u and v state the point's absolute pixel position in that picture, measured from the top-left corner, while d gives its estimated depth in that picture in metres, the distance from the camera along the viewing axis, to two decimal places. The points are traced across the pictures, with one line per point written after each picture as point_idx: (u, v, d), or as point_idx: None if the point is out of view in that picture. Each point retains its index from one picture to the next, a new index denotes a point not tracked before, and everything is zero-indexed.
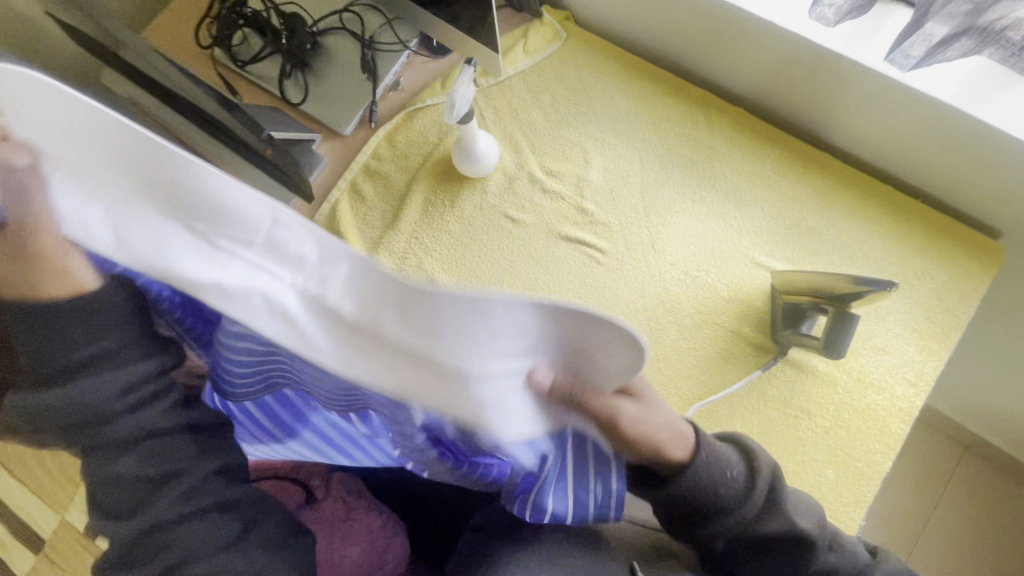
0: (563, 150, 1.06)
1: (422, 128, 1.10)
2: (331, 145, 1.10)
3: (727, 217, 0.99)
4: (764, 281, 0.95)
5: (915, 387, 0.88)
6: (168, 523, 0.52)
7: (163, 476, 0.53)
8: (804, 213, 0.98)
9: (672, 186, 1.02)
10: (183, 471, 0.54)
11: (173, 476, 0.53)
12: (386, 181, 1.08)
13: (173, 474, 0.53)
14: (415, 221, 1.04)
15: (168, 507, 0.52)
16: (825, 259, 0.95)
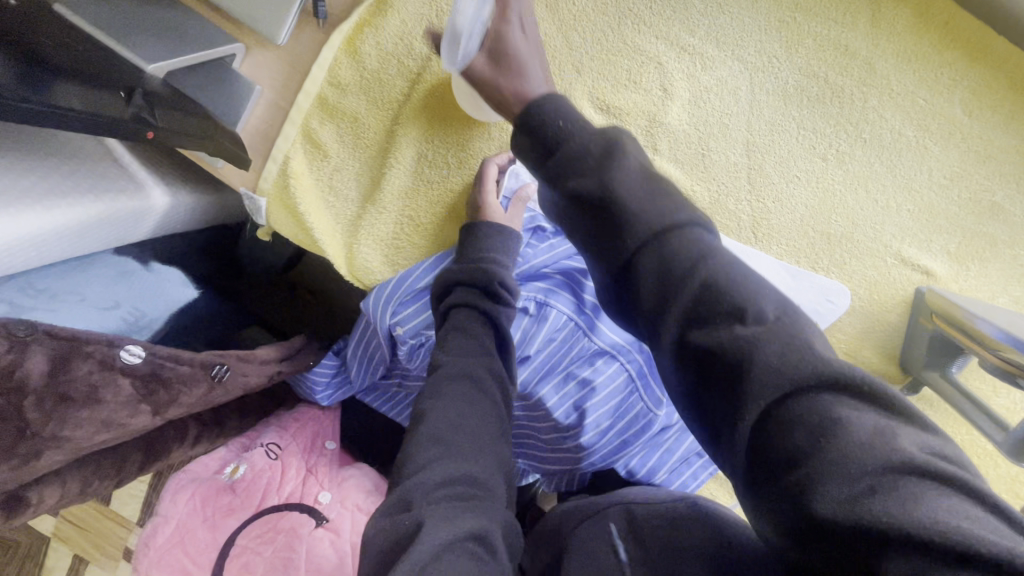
0: (629, 69, 0.67)
1: (403, 31, 0.69)
2: (261, 61, 0.70)
3: (871, 187, 0.66)
4: (908, 286, 0.67)
5: None
6: (443, 541, 0.39)
7: (440, 409, 0.48)
8: (993, 181, 0.65)
9: (795, 133, 0.66)
10: (478, 474, 0.45)
11: (460, 444, 0.46)
12: (355, 122, 0.71)
13: (455, 445, 0.46)
14: (406, 188, 0.71)
15: (442, 520, 0.41)
16: (1005, 255, 0.66)
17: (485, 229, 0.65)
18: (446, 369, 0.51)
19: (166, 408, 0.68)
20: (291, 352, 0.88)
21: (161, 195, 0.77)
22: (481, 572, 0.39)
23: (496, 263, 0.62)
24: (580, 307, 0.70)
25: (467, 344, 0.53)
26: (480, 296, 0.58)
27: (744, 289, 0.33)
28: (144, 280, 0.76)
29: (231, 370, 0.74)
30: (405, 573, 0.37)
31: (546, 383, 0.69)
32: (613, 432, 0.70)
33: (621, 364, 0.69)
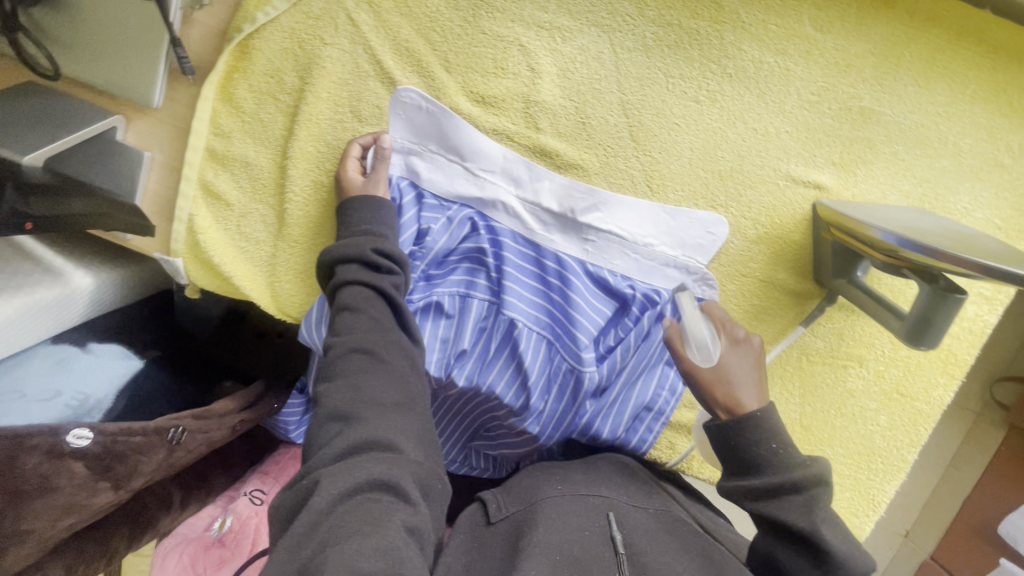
0: (495, 58, 0.68)
1: (270, 68, 0.70)
2: (143, 129, 0.72)
3: (747, 118, 0.68)
4: (803, 203, 0.70)
5: (990, 301, 0.71)
6: (339, 495, 0.47)
7: (337, 386, 0.56)
8: (858, 87, 0.67)
9: (665, 83, 0.68)
10: (378, 433, 0.52)
11: (359, 412, 0.53)
12: (249, 165, 0.73)
13: (355, 413, 0.53)
14: (312, 217, 0.73)
15: (338, 476, 0.48)
16: (886, 153, 0.68)
17: (356, 203, 0.66)
18: (339, 347, 0.58)
19: (127, 481, 0.71)
20: (253, 399, 0.89)
21: (83, 277, 0.78)
22: (383, 516, 0.46)
23: (373, 234, 0.65)
24: (489, 286, 0.71)
25: (355, 321, 0.59)
26: (360, 269, 0.62)
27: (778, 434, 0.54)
28: (84, 362, 0.78)
29: (188, 430, 0.76)
30: (311, 521, 0.45)
31: (487, 375, 0.70)
32: (557, 399, 0.70)
33: (537, 332, 0.70)
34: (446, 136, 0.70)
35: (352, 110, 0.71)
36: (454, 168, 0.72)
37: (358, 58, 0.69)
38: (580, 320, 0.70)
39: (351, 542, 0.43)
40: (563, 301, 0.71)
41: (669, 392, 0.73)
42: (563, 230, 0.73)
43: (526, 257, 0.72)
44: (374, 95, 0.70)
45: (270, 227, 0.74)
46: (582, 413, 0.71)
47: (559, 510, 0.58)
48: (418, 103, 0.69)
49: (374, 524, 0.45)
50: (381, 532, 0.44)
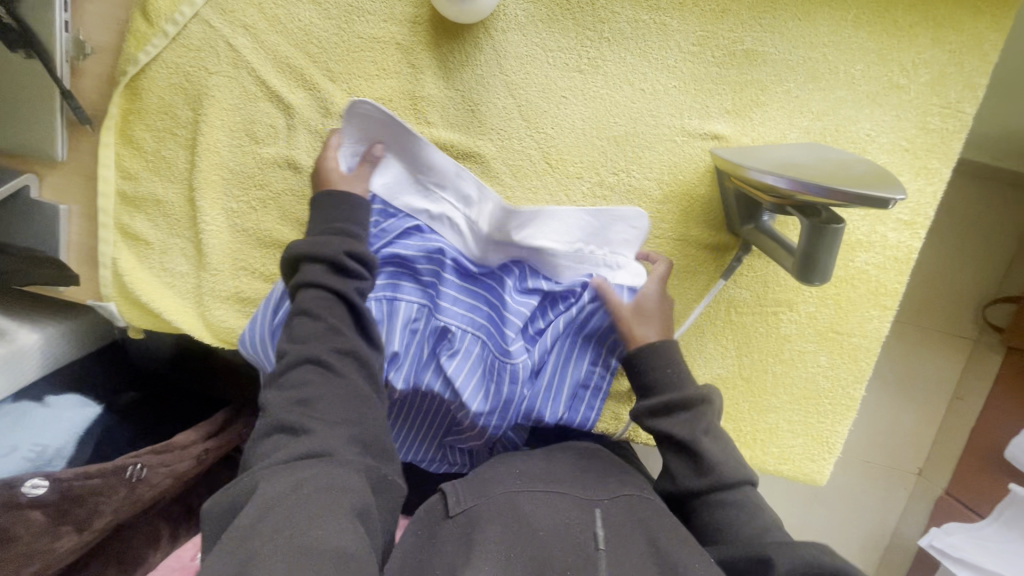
0: (374, 60, 0.69)
1: (163, 105, 0.71)
2: (56, 183, 0.74)
3: (633, 80, 0.68)
4: (704, 156, 0.69)
5: (911, 226, 0.70)
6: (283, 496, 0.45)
7: (288, 394, 0.55)
8: (738, 30, 0.66)
9: (544, 58, 0.68)
10: (329, 441, 0.51)
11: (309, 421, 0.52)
12: (160, 202, 0.74)
13: (304, 421, 0.53)
14: (230, 243, 0.74)
15: (283, 479, 0.47)
16: (778, 94, 0.67)
17: (330, 198, 0.66)
18: (291, 354, 0.58)
19: (90, 522, 0.73)
20: (218, 428, 0.91)
21: (29, 333, 0.81)
22: (326, 512, 0.44)
23: (346, 234, 0.64)
24: (423, 288, 0.68)
25: (314, 328, 0.59)
26: (326, 272, 0.61)
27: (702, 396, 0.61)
28: (40, 417, 0.79)
29: (148, 466, 0.78)
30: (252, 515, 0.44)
31: (423, 378, 0.67)
32: (505, 398, 0.65)
33: (477, 329, 0.67)
34: (394, 143, 0.69)
35: (247, 133, 0.71)
36: (398, 175, 0.70)
37: (243, 82, 0.70)
38: (518, 309, 0.68)
39: (294, 538, 0.42)
40: (505, 295, 0.68)
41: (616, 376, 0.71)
42: (514, 234, 0.70)
43: (479, 257, 0.70)
44: (265, 114, 0.71)
45: (192, 260, 0.75)
46: (529, 407, 0.67)
47: (518, 510, 0.57)
48: (369, 109, 0.67)
49: (318, 514, 0.44)
50: (323, 527, 0.43)
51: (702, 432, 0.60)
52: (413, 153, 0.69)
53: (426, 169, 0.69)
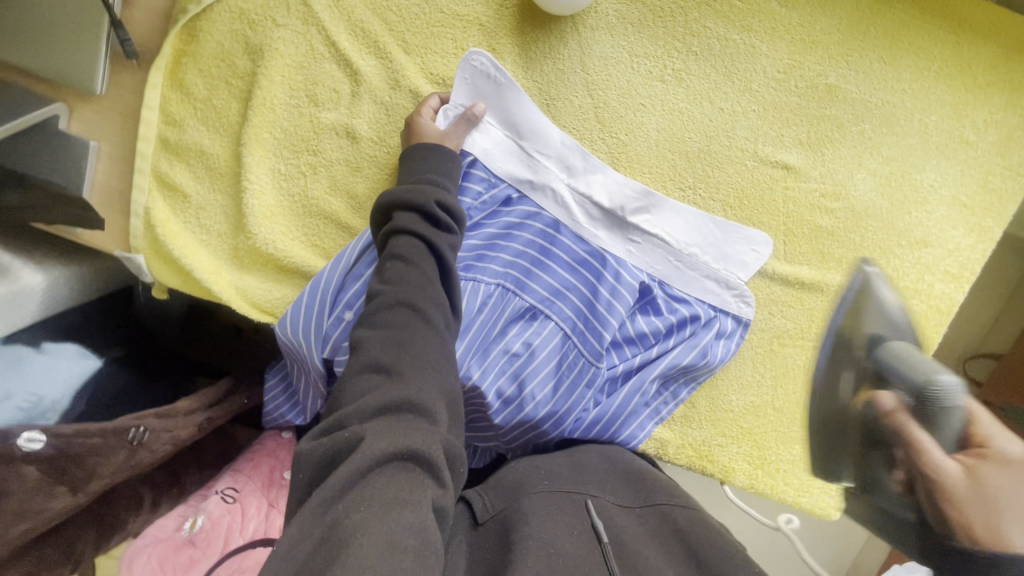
0: (454, 38, 0.67)
1: (220, 51, 0.67)
2: (90, 117, 0.69)
3: (714, 98, 0.67)
4: (772, 183, 0.69)
5: (957, 279, 0.71)
6: (377, 459, 0.45)
7: (378, 337, 0.54)
8: (824, 64, 0.66)
9: (630, 62, 0.67)
10: (416, 395, 0.50)
11: (402, 372, 0.51)
12: (202, 153, 0.69)
13: (397, 369, 0.52)
14: (273, 206, 0.70)
15: (381, 435, 0.46)
16: (852, 133, 0.68)
17: (423, 151, 0.64)
18: (385, 297, 0.56)
19: (85, 484, 0.68)
20: (219, 396, 0.88)
21: (33, 274, 0.75)
22: (416, 492, 0.44)
23: (438, 184, 0.63)
24: (509, 274, 0.68)
25: (408, 273, 0.57)
26: (419, 220, 0.60)
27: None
28: (37, 364, 0.73)
29: (150, 430, 0.73)
30: (338, 489, 0.44)
31: (484, 358, 0.67)
32: (565, 389, 0.69)
33: (554, 322, 0.69)
34: (504, 109, 0.68)
35: (308, 94, 0.68)
36: (503, 142, 0.69)
37: (312, 40, 0.67)
38: (600, 310, 0.70)
39: (387, 513, 0.42)
40: (589, 296, 0.70)
41: (671, 396, 0.74)
42: (608, 227, 0.72)
43: (569, 246, 0.71)
44: (330, 77, 0.67)
45: (230, 219, 0.71)
46: (583, 407, 0.70)
47: (560, 506, 0.58)
48: (488, 69, 0.66)
49: (406, 499, 0.43)
50: (415, 508, 0.43)
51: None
52: (521, 124, 0.68)
53: (531, 144, 0.69)
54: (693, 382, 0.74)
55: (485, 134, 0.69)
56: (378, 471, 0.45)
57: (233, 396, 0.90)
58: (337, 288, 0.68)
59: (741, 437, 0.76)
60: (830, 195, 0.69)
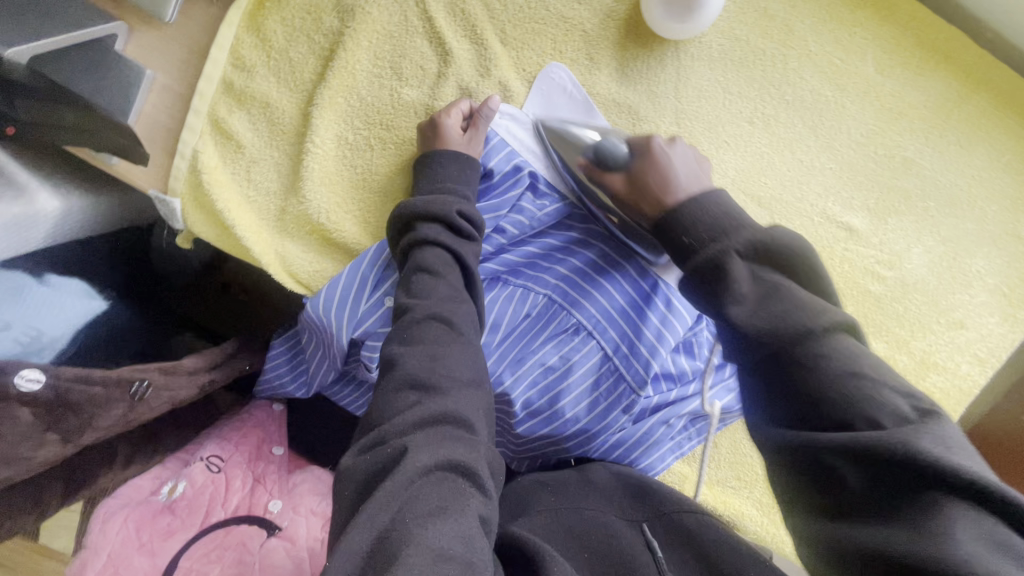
0: (554, 39, 0.67)
1: (309, 4, 0.65)
2: (152, 45, 0.63)
3: (796, 148, 0.67)
4: (836, 242, 0.69)
5: (983, 364, 0.71)
6: (420, 470, 0.43)
7: (413, 354, 0.52)
8: (905, 137, 0.68)
9: (723, 97, 0.67)
10: (455, 407, 0.49)
11: (438, 385, 0.50)
12: (267, 105, 0.65)
13: (432, 385, 0.50)
14: (331, 174, 0.66)
15: (420, 449, 0.45)
16: (917, 208, 0.69)
17: (448, 160, 0.63)
18: (414, 312, 0.55)
19: (78, 435, 0.63)
20: (223, 357, 0.82)
21: (50, 199, 0.69)
22: (462, 503, 0.42)
23: (455, 193, 0.63)
24: (559, 287, 0.67)
25: (433, 285, 0.57)
26: (444, 230, 0.60)
27: (733, 225, 0.48)
28: (41, 297, 0.67)
29: (154, 386, 0.68)
30: (384, 501, 0.41)
31: (522, 366, 0.66)
32: (599, 410, 0.67)
33: (596, 340, 0.67)
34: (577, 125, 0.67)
35: (392, 67, 0.66)
36: None
37: (407, 11, 0.65)
38: (647, 337, 0.67)
39: (434, 522, 0.40)
40: (636, 319, 0.68)
41: (695, 432, 0.73)
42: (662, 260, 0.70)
43: (626, 266, 0.69)
44: (419, 54, 0.66)
45: (281, 178, 0.67)
46: (613, 432, 0.68)
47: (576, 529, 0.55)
48: (568, 84, 0.66)
49: (450, 508, 0.42)
50: (462, 518, 0.41)
51: (759, 274, 0.44)
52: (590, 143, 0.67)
53: None
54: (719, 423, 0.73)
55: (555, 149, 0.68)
56: (422, 484, 0.43)
57: (236, 358, 0.85)
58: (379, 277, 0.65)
59: (754, 483, 0.76)
60: (884, 263, 0.69)
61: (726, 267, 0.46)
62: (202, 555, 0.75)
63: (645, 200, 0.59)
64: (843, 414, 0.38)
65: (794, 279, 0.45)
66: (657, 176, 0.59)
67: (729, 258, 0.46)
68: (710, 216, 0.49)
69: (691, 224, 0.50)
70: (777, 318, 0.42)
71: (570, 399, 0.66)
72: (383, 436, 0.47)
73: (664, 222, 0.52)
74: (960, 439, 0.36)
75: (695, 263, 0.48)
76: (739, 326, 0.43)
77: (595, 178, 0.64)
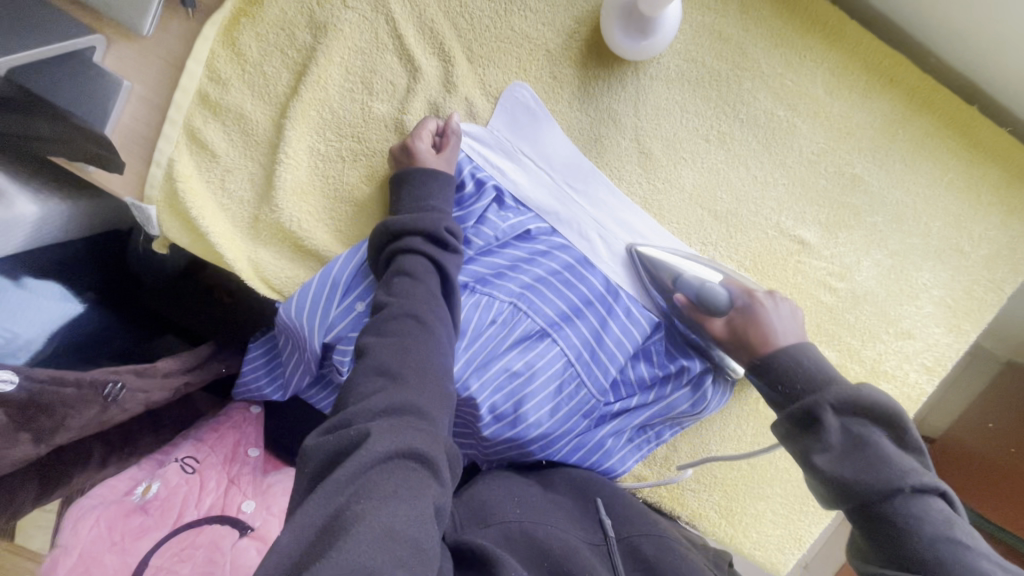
0: (519, 58, 0.70)
1: (282, 20, 0.67)
2: (128, 57, 0.65)
3: (750, 165, 0.71)
4: (789, 255, 0.72)
5: (931, 373, 0.74)
6: (383, 456, 0.45)
7: (383, 344, 0.55)
8: (854, 155, 0.71)
9: (679, 116, 0.70)
10: (418, 400, 0.50)
11: (405, 374, 0.52)
12: (241, 116, 0.68)
13: (401, 374, 0.52)
14: (303, 184, 0.69)
15: (388, 434, 0.46)
16: (867, 223, 0.72)
17: (423, 175, 0.66)
18: (391, 309, 0.58)
19: (50, 435, 0.64)
20: (200, 360, 0.84)
21: (27, 205, 0.71)
22: (417, 492, 0.44)
23: (440, 211, 0.66)
24: (524, 295, 0.69)
25: (414, 288, 0.59)
26: (426, 242, 0.63)
27: (827, 383, 0.54)
28: (16, 299, 0.69)
29: (128, 387, 0.70)
30: (342, 482, 0.43)
31: (486, 372, 0.67)
32: (560, 414, 0.69)
33: (559, 347, 0.69)
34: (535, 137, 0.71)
35: (364, 81, 0.68)
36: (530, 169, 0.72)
37: (377, 28, 0.68)
38: (606, 344, 0.70)
39: (391, 508, 0.41)
40: (597, 327, 0.70)
41: (652, 435, 0.76)
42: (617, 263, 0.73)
43: (586, 275, 0.72)
44: (389, 69, 0.68)
45: (256, 187, 0.69)
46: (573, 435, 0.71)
47: (531, 537, 0.58)
48: (527, 98, 0.70)
49: (407, 495, 0.43)
50: (417, 506, 0.43)
51: (856, 430, 0.51)
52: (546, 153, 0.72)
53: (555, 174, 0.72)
54: (676, 426, 0.76)
55: (514, 160, 0.72)
56: (382, 469, 0.44)
57: (215, 361, 0.86)
58: (349, 282, 0.67)
59: (713, 485, 0.79)
60: (836, 275, 0.73)
61: (819, 417, 0.52)
62: (171, 556, 0.78)
63: (746, 346, 0.65)
64: (910, 551, 0.45)
65: (887, 434, 0.51)
66: (758, 332, 0.64)
67: (822, 408, 0.52)
68: (804, 373, 0.56)
69: (788, 374, 0.57)
70: (863, 473, 0.49)
71: (532, 404, 0.68)
72: (351, 420, 0.48)
73: (761, 366, 0.60)
74: (963, 519, 0.47)
75: (792, 413, 0.54)
76: (824, 470, 0.50)
77: (697, 319, 0.70)
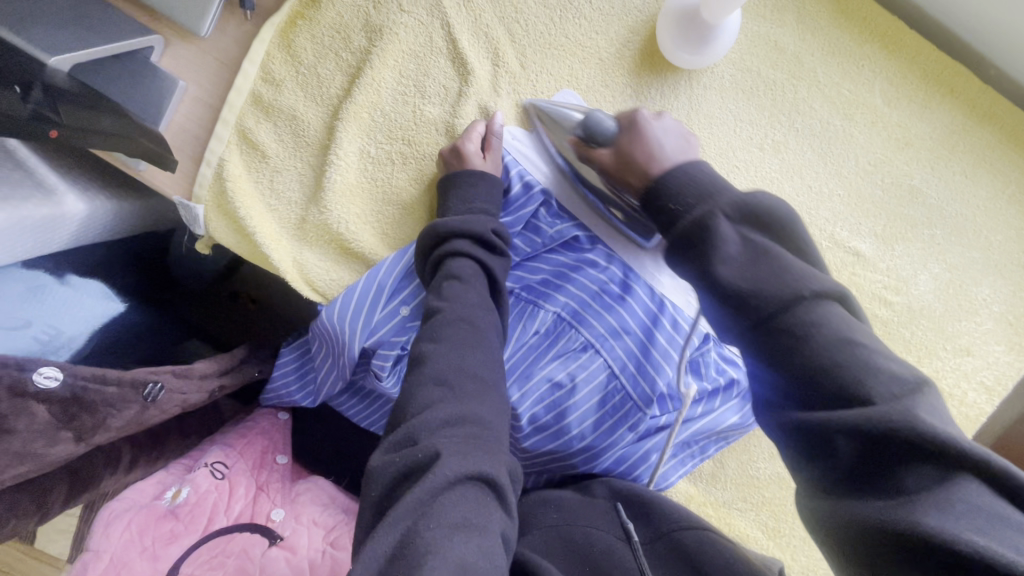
0: (572, 65, 0.69)
1: (338, 23, 0.68)
2: (185, 57, 0.66)
3: (805, 174, 0.69)
4: (844, 267, 0.70)
5: (991, 392, 0.71)
6: (448, 481, 0.42)
7: (438, 355, 0.53)
8: (911, 166, 0.70)
9: (733, 124, 0.69)
10: (479, 414, 0.49)
11: (463, 388, 0.50)
12: (293, 117, 0.68)
13: (460, 388, 0.50)
14: (351, 186, 0.68)
15: (456, 456, 0.44)
16: (923, 235, 0.70)
17: (472, 180, 0.65)
18: (442, 315, 0.56)
19: (91, 434, 0.63)
20: (234, 363, 0.83)
21: (76, 202, 0.69)
22: (484, 519, 0.42)
23: (486, 214, 0.65)
24: (568, 304, 0.68)
25: (464, 292, 0.58)
26: (474, 245, 0.62)
27: (719, 189, 0.46)
28: (60, 297, 0.68)
29: (167, 388, 0.69)
30: (411, 508, 0.41)
31: (527, 381, 0.66)
32: (605, 427, 0.67)
33: (603, 358, 0.67)
34: None
35: (417, 85, 0.68)
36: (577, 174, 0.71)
37: (432, 32, 0.68)
38: (654, 356, 0.68)
39: (461, 539, 0.40)
40: (644, 337, 0.69)
41: (697, 450, 0.73)
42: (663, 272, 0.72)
43: (633, 284, 0.70)
44: (441, 73, 0.68)
45: (304, 187, 0.68)
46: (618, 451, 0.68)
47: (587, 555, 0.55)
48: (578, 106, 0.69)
49: (474, 522, 0.41)
50: (485, 534, 0.41)
51: (759, 242, 0.43)
52: None
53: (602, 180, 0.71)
54: (722, 441, 0.74)
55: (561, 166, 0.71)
56: (449, 495, 0.42)
57: (249, 364, 0.85)
58: (395, 286, 0.66)
59: (760, 504, 0.76)
60: (892, 288, 0.70)
61: (714, 226, 0.44)
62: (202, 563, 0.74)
63: (631, 165, 0.57)
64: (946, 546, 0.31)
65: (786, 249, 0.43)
66: (643, 149, 0.56)
67: (717, 217, 0.44)
68: (698, 185, 0.47)
69: (678, 192, 0.47)
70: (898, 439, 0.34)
71: (575, 416, 0.66)
72: (414, 437, 0.46)
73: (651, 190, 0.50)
74: None
75: (681, 229, 0.46)
76: (838, 439, 0.37)
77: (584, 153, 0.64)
